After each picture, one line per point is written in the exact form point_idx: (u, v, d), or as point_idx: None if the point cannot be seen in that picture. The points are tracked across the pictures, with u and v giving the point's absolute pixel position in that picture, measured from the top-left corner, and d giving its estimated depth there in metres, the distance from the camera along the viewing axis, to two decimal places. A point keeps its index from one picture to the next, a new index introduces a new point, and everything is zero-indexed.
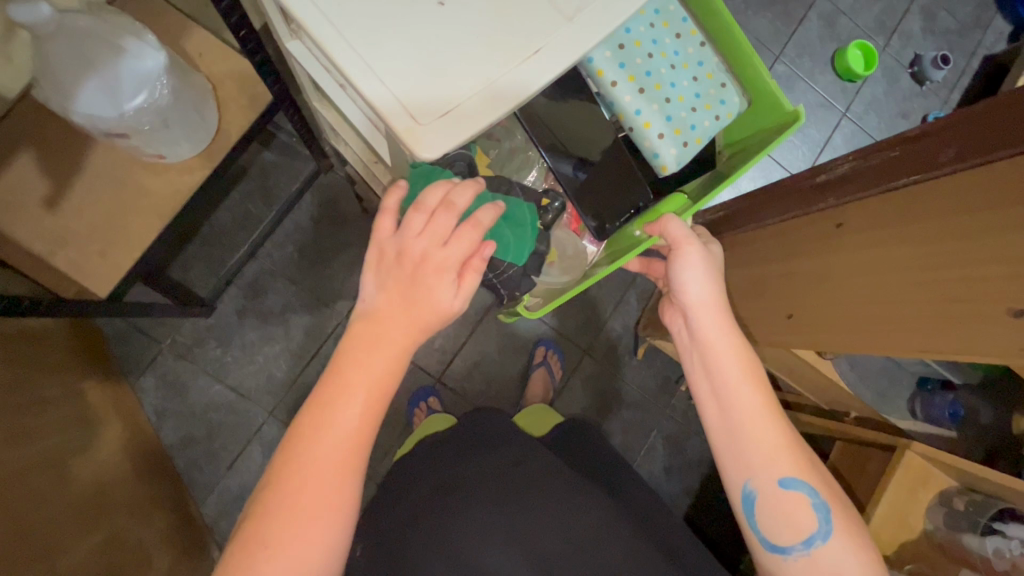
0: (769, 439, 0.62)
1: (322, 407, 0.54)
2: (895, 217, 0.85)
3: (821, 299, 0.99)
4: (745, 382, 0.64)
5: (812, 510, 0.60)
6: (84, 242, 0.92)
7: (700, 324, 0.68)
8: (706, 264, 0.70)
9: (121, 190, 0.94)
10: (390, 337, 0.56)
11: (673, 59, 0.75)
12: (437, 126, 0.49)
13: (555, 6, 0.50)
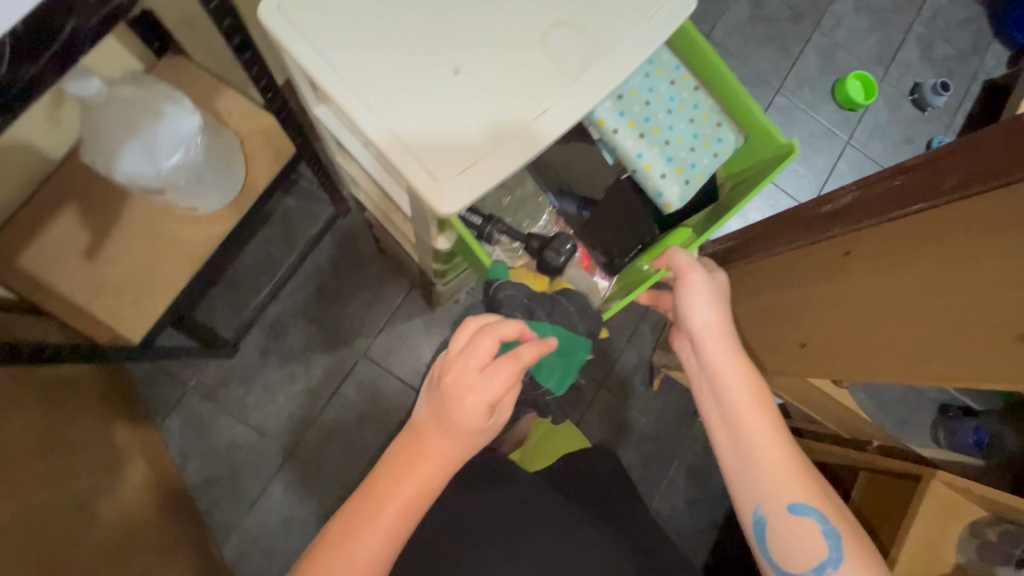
0: (777, 464, 0.62)
1: (364, 519, 0.62)
2: (905, 242, 0.86)
3: (833, 325, 0.99)
4: (753, 407, 0.65)
5: (822, 538, 0.60)
6: (120, 290, 0.97)
7: (707, 349, 0.69)
8: (711, 291, 0.72)
9: (155, 240, 1.00)
10: (430, 458, 0.64)
11: (670, 104, 0.79)
12: (457, 183, 0.52)
13: (564, 70, 0.55)
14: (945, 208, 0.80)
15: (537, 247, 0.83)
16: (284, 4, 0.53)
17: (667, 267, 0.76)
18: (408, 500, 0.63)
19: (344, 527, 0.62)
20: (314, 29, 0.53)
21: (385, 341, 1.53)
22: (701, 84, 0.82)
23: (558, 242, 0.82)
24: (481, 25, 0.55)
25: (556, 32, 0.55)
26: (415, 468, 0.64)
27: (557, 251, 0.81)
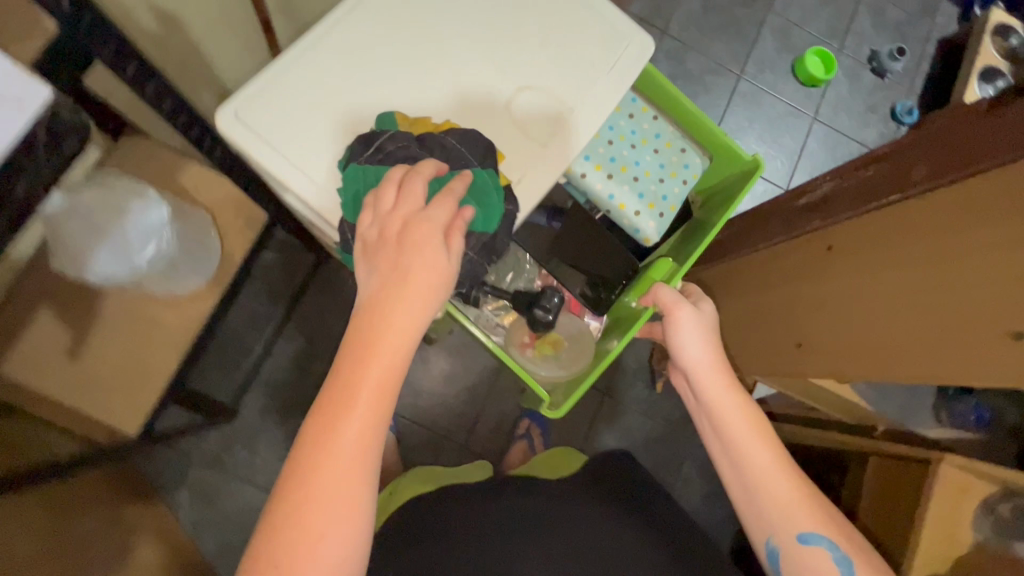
0: (783, 495, 0.64)
1: (316, 464, 0.51)
2: (885, 234, 0.87)
3: (824, 324, 1.01)
4: (752, 440, 0.66)
5: (836, 565, 0.61)
6: (108, 383, 0.95)
7: (702, 386, 0.70)
8: (700, 326, 0.72)
9: (138, 326, 0.97)
10: (377, 387, 0.52)
11: (632, 139, 0.82)
12: None
13: (529, 133, 0.65)
14: (918, 199, 0.80)
15: (528, 304, 0.77)
16: (243, 111, 0.61)
17: (653, 303, 0.76)
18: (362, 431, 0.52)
19: (307, 460, 0.51)
20: (274, 130, 0.61)
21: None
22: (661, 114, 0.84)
23: (546, 297, 0.76)
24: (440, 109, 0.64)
25: (520, 95, 0.66)
26: (353, 403, 0.51)
27: (545, 309, 0.75)
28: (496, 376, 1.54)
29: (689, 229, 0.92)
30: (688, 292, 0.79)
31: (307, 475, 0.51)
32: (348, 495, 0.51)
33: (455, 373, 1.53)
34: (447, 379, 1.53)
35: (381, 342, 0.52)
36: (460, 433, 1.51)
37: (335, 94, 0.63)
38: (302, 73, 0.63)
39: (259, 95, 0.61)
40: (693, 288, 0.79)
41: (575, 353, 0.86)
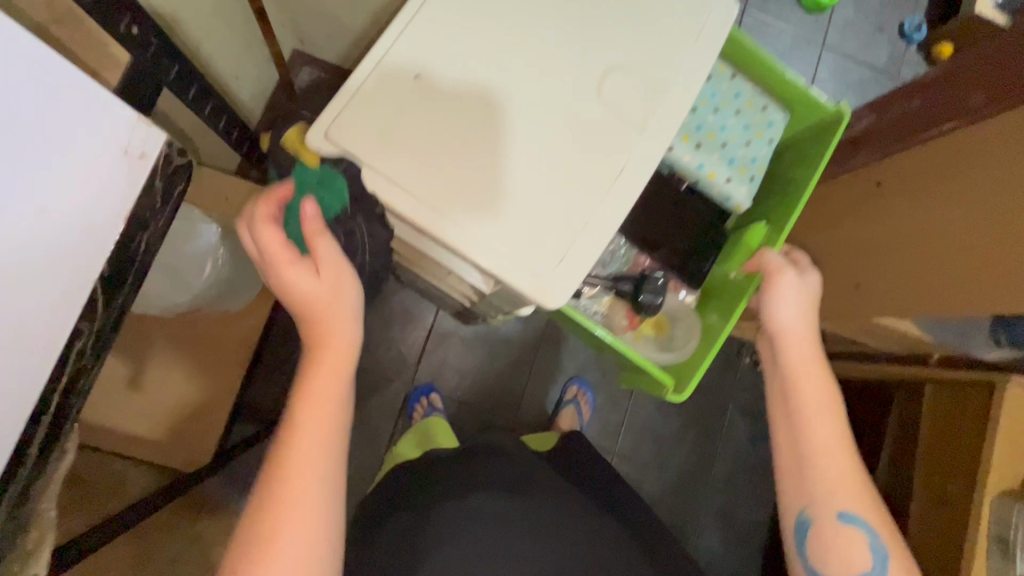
0: (837, 472, 0.56)
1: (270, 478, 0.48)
2: (938, 168, 0.86)
3: (888, 264, 0.95)
4: (816, 413, 0.58)
5: (870, 554, 0.54)
6: (176, 409, 0.93)
7: (784, 351, 0.62)
8: (801, 293, 0.64)
9: (192, 349, 0.94)
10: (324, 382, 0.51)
11: (713, 102, 0.74)
12: (560, 274, 0.49)
13: (629, 118, 0.51)
14: (975, 125, 0.79)
15: (630, 291, 0.77)
16: (333, 131, 0.48)
17: (758, 270, 0.67)
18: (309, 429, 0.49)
19: (268, 465, 0.48)
20: (370, 151, 0.48)
21: (429, 365, 1.26)
22: (737, 70, 0.77)
23: (650, 281, 0.77)
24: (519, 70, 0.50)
25: (613, 75, 0.52)
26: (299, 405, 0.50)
27: (653, 293, 0.76)
28: (541, 341, 1.30)
29: (770, 183, 0.85)
30: (793, 256, 0.70)
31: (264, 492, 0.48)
32: (306, 506, 0.47)
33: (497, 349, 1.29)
34: (486, 359, 1.28)
35: (325, 329, 0.52)
36: (510, 411, 1.28)
37: (423, 99, 0.49)
38: (386, 78, 0.49)
39: (347, 106, 0.48)
40: (796, 252, 0.70)
41: (685, 332, 0.82)
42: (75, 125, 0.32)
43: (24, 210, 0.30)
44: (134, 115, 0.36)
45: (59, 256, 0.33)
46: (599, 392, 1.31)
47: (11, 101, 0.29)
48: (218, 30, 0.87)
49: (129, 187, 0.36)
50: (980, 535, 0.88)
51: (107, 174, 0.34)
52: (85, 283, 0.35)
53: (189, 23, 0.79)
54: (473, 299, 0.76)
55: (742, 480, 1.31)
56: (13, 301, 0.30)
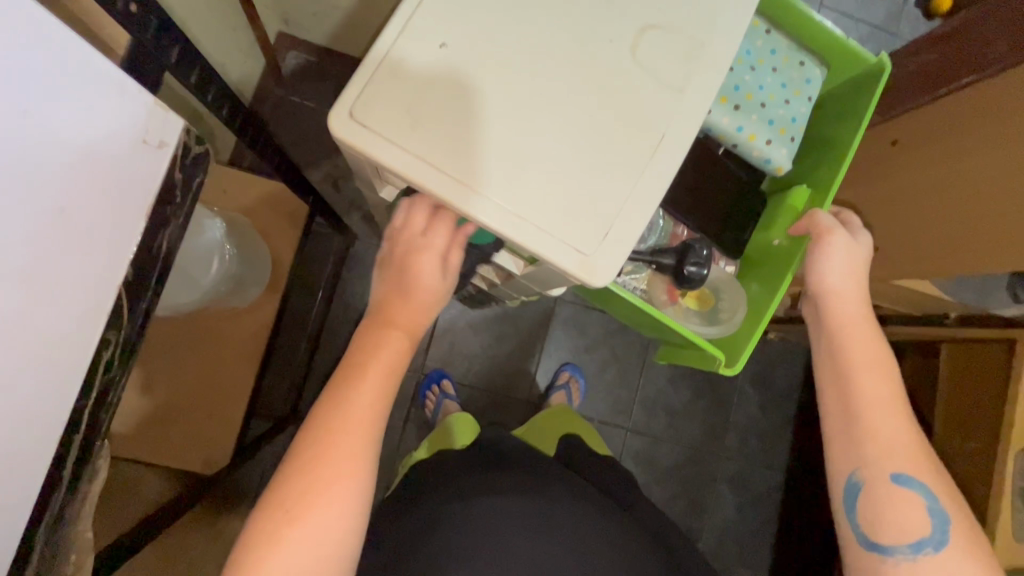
0: (891, 432, 0.53)
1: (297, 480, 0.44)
2: (954, 125, 0.79)
3: (901, 221, 0.91)
4: (869, 371, 0.56)
5: (929, 519, 0.51)
6: (190, 411, 0.91)
7: (836, 312, 0.60)
8: (853, 258, 0.62)
9: (202, 349, 0.91)
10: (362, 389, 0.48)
11: (749, 61, 0.72)
12: (605, 251, 0.46)
13: (667, 82, 0.49)
14: (993, 80, 0.73)
15: (673, 265, 0.70)
16: (358, 110, 0.44)
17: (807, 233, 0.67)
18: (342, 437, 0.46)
19: (305, 450, 0.45)
20: (398, 130, 0.44)
21: (440, 349, 1.23)
22: (773, 26, 0.74)
23: (693, 252, 0.69)
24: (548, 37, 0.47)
25: (647, 36, 0.49)
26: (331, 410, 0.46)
27: (700, 264, 0.68)
28: (551, 319, 1.27)
29: (807, 144, 0.82)
30: (843, 218, 0.69)
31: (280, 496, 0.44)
32: (335, 505, 0.44)
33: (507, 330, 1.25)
34: (496, 341, 1.25)
35: (389, 334, 0.50)
36: (521, 391, 1.24)
37: (455, 69, 0.46)
38: (407, 52, 0.45)
39: (370, 83, 0.45)
40: (845, 214, 0.69)
41: (732, 303, 0.80)
42: (93, 117, 0.29)
43: (46, 218, 0.27)
44: (153, 101, 0.32)
45: (83, 264, 0.30)
46: (609, 369, 1.28)
47: (29, 98, 0.25)
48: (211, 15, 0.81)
49: (150, 180, 0.33)
50: (1003, 496, 0.83)
51: (127, 168, 0.31)
52: (111, 286, 0.33)
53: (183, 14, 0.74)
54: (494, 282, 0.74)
55: (752, 448, 1.30)
56: (42, 315, 0.28)
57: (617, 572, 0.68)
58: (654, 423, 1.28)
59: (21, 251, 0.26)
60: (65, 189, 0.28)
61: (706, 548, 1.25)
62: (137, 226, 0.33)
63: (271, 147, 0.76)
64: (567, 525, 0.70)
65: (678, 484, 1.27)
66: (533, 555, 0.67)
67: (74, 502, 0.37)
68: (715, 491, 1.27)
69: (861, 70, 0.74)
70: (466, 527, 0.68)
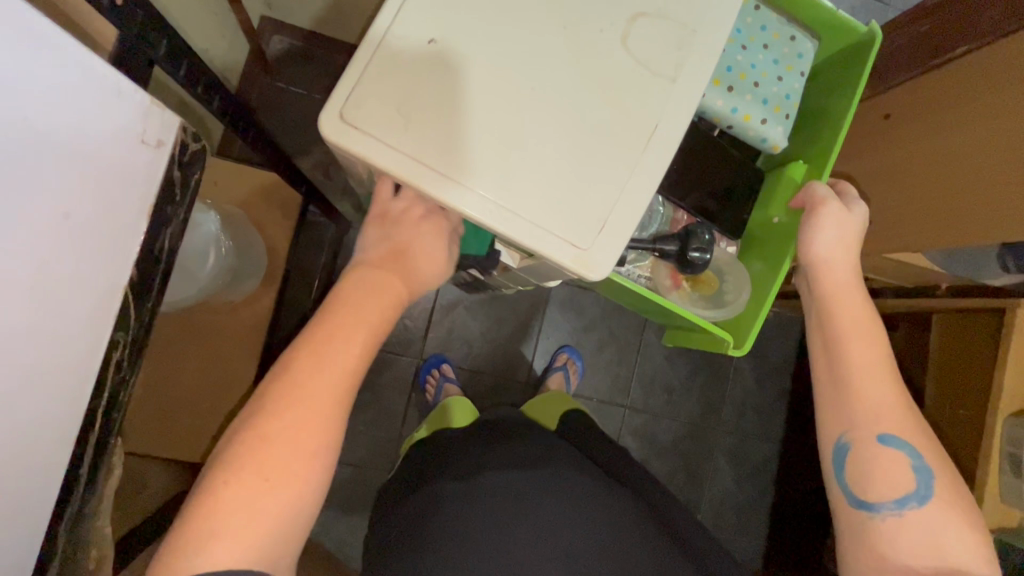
0: (881, 397, 0.54)
1: (286, 395, 0.43)
2: (945, 98, 0.80)
3: (883, 195, 0.90)
4: (859, 337, 0.57)
5: (915, 476, 0.52)
6: (193, 405, 0.91)
7: (827, 282, 0.61)
8: (844, 226, 0.63)
9: (202, 342, 0.91)
10: (364, 322, 0.47)
11: (739, 40, 0.71)
12: (601, 242, 0.46)
13: (658, 70, 0.48)
14: (992, 49, 0.74)
15: (677, 251, 0.71)
16: (349, 111, 0.44)
17: (803, 204, 0.68)
18: (339, 372, 0.45)
19: (287, 395, 0.43)
20: (391, 129, 0.44)
21: (438, 334, 1.23)
22: (763, 2, 0.73)
23: (696, 237, 0.70)
24: (536, 23, 0.47)
25: (637, 24, 0.48)
26: (330, 338, 0.45)
27: (703, 247, 0.69)
28: (546, 302, 1.27)
29: (800, 118, 0.82)
30: (839, 187, 0.70)
31: (261, 414, 0.42)
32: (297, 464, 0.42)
33: (503, 313, 1.26)
34: (494, 324, 1.26)
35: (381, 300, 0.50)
36: (521, 373, 1.26)
37: (445, 65, 0.45)
38: (395, 49, 0.45)
39: (361, 80, 0.44)
40: (842, 183, 0.70)
41: (736, 282, 0.81)
42: (95, 119, 0.29)
43: (54, 223, 0.27)
44: (147, 100, 0.32)
45: (90, 267, 0.30)
46: (606, 349, 1.29)
47: (37, 102, 0.25)
48: (193, 5, 0.79)
49: (149, 181, 0.33)
50: (991, 461, 0.86)
51: (127, 170, 0.31)
52: (116, 288, 0.33)
53: (167, 7, 0.72)
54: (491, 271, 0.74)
55: (749, 421, 1.32)
56: (53, 322, 0.28)
57: (622, 544, 0.69)
58: (652, 400, 1.30)
59: (31, 258, 0.26)
60: (70, 194, 0.28)
61: (706, 517, 1.29)
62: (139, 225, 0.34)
63: (261, 137, 0.75)
64: (568, 501, 0.72)
65: (677, 458, 1.29)
66: (537, 529, 0.68)
67: (90, 503, 0.37)
68: (713, 464, 1.30)
69: (852, 42, 0.73)
70: (471, 507, 0.69)
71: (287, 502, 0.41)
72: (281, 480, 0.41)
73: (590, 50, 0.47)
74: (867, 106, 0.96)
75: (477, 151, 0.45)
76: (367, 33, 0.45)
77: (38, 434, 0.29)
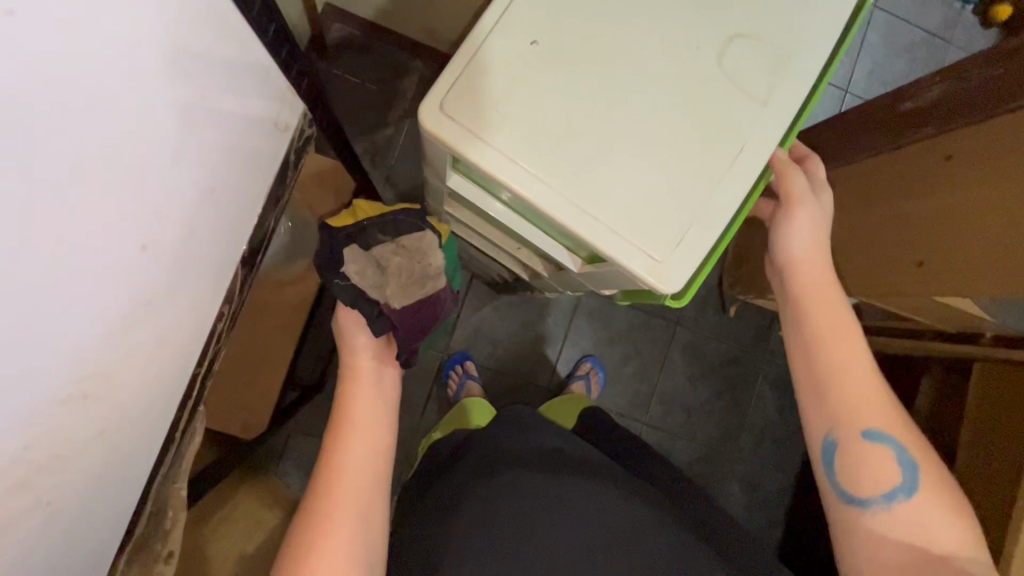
0: (859, 386, 0.52)
1: (322, 495, 0.48)
2: (991, 159, 0.70)
3: (911, 233, 0.84)
4: (839, 338, 0.53)
5: (900, 470, 0.50)
6: (230, 377, 0.92)
7: (799, 280, 0.57)
8: (817, 225, 0.58)
9: (246, 317, 0.93)
10: (357, 412, 0.54)
11: None
12: (677, 257, 0.46)
13: (750, 92, 0.48)
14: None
15: None
16: (447, 103, 0.45)
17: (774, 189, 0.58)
18: (359, 450, 0.51)
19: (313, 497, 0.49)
20: (484, 124, 0.45)
21: (464, 333, 1.24)
22: None
23: None
24: (635, 39, 0.47)
25: (733, 46, 0.48)
26: (357, 423, 0.53)
27: None
28: (574, 310, 1.27)
29: None
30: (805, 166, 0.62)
31: (302, 528, 0.47)
32: (341, 534, 0.47)
33: (532, 317, 1.26)
34: (521, 327, 1.26)
35: (353, 381, 0.57)
36: (543, 378, 1.26)
37: (544, 67, 0.46)
38: (499, 46, 0.45)
39: (460, 76, 0.45)
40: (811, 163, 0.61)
41: None
42: (167, 99, 0.30)
43: (132, 160, 0.29)
44: (207, 86, 0.34)
45: (144, 215, 0.31)
46: (630, 363, 1.29)
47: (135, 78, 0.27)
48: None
49: (211, 133, 0.35)
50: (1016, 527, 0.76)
51: (188, 119, 0.33)
52: (169, 234, 0.34)
53: None
54: (542, 273, 0.74)
55: (767, 450, 1.31)
56: (111, 252, 0.30)
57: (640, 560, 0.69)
58: (670, 419, 1.29)
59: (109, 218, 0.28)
60: (137, 174, 0.30)
61: None
62: (196, 178, 0.35)
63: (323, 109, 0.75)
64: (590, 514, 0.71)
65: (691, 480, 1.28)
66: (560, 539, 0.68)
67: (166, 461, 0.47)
68: (725, 489, 1.29)
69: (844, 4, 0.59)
70: None
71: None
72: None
73: (683, 68, 0.47)
74: (879, 162, 0.88)
75: (565, 156, 0.45)
76: (476, 22, 0.45)
77: (79, 370, 0.30)
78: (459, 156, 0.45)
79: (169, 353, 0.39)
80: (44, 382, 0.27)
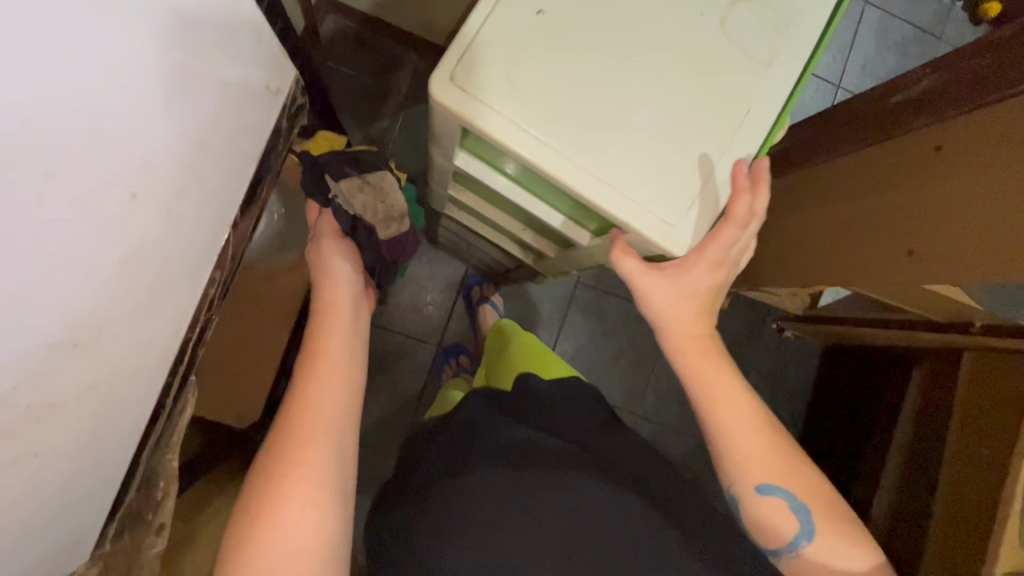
0: (750, 446, 0.50)
1: (297, 413, 0.48)
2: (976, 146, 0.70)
3: None
4: (717, 405, 0.52)
5: (794, 516, 0.50)
6: (224, 368, 0.92)
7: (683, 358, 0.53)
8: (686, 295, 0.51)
9: (240, 307, 0.92)
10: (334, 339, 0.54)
11: None
12: (689, 223, 0.47)
13: (755, 57, 0.49)
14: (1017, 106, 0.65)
15: None
16: (458, 74, 0.45)
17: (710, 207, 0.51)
18: (335, 374, 0.51)
19: (288, 416, 0.48)
20: (497, 95, 0.45)
21: (459, 326, 1.24)
22: None
23: None
24: (639, 9, 0.47)
25: (736, 12, 0.49)
26: (333, 357, 0.52)
27: None
28: (569, 303, 1.28)
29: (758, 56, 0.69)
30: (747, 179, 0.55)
31: (277, 447, 0.46)
32: (318, 452, 0.46)
33: (528, 310, 1.27)
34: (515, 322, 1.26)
35: (328, 310, 0.57)
36: None
37: (552, 36, 0.46)
38: (508, 14, 0.45)
39: (468, 48, 0.45)
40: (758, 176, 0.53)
41: None
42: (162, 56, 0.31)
43: (125, 117, 0.30)
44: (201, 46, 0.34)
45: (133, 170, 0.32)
46: (625, 355, 1.29)
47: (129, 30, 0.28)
48: None
49: (205, 90, 0.35)
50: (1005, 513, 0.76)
51: (182, 78, 0.33)
52: (164, 191, 0.35)
53: None
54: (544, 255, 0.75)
55: None
56: (102, 205, 0.30)
57: None
58: (666, 411, 1.29)
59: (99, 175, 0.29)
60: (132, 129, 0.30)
61: None
62: (189, 138, 0.36)
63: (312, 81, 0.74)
64: None
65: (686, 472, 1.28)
66: None
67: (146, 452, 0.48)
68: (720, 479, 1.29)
69: None
70: None
71: (322, 495, 0.45)
72: (304, 495, 0.44)
73: (688, 39, 0.48)
74: None
75: (575, 125, 0.46)
76: None
77: (72, 319, 0.30)
78: (470, 128, 0.45)
79: (159, 313, 0.40)
80: (35, 334, 0.28)
